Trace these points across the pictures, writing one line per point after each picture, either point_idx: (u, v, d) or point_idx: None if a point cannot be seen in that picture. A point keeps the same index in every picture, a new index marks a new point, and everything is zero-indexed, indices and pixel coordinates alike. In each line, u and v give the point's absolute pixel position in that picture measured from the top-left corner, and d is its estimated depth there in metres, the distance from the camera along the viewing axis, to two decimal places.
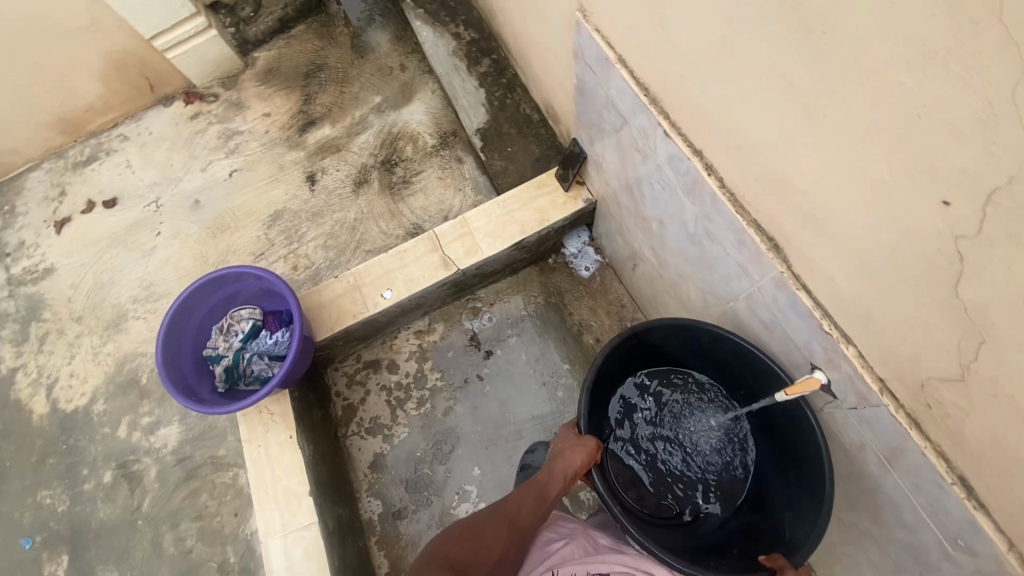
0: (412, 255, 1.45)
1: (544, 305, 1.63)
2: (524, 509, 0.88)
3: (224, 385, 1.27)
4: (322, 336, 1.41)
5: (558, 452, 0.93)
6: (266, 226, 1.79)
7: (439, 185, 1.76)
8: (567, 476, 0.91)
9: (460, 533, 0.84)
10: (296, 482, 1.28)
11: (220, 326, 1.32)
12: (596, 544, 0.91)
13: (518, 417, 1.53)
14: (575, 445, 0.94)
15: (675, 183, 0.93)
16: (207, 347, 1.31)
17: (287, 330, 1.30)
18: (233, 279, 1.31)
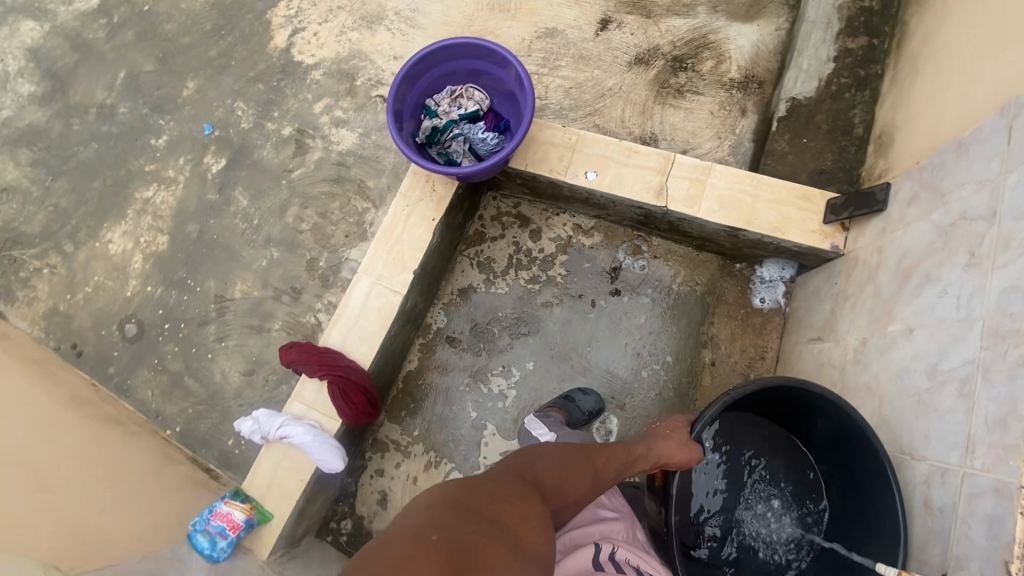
0: (639, 161, 1.35)
1: (696, 297, 1.52)
2: (611, 467, 0.87)
3: (422, 138, 1.30)
4: (515, 165, 1.39)
5: (663, 441, 0.94)
6: (536, 34, 1.73)
7: (705, 119, 1.59)
8: (658, 463, 0.93)
9: (551, 454, 0.82)
10: (410, 253, 1.35)
11: (455, 91, 1.32)
12: (633, 534, 0.94)
13: (595, 358, 1.51)
14: (681, 445, 0.94)
15: (983, 315, 0.76)
16: (431, 97, 1.32)
17: (497, 139, 1.29)
18: (496, 61, 1.27)
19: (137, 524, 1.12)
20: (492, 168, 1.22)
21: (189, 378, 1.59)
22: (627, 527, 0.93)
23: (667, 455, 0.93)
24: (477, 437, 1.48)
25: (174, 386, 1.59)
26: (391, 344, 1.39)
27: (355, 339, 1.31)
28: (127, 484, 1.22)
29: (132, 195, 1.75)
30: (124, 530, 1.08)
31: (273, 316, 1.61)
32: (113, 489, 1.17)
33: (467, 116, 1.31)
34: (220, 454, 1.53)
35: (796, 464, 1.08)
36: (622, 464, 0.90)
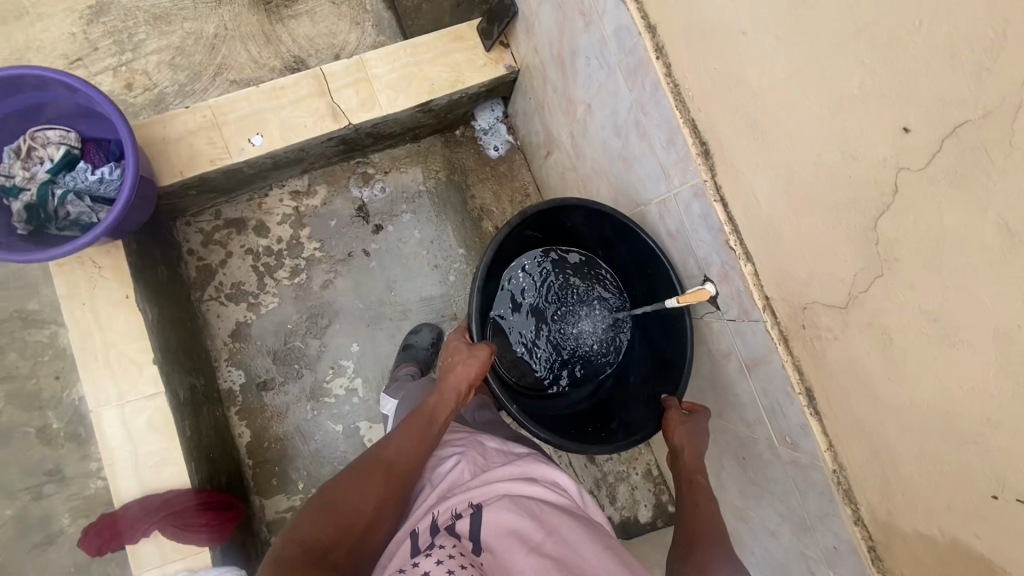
0: (293, 96, 1.19)
1: (445, 183, 1.49)
2: (406, 446, 0.77)
3: (26, 225, 0.98)
4: (169, 182, 1.14)
5: (451, 370, 0.91)
6: (84, 20, 1.34)
7: (332, 12, 1.43)
8: (460, 389, 0.89)
9: (323, 499, 0.69)
10: (133, 348, 1.10)
11: (15, 151, 1.00)
12: (487, 456, 0.82)
13: (404, 297, 1.45)
14: (466, 359, 0.92)
15: (616, 62, 0.82)
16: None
17: (116, 167, 1.03)
18: (32, 87, 0.97)
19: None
20: (128, 202, 0.96)
21: None
22: (482, 452, 0.83)
23: (462, 376, 0.91)
24: (358, 441, 1.39)
25: None
26: (198, 442, 1.19)
27: (151, 471, 1.09)
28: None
29: None
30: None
31: (51, 517, 1.26)
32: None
33: (60, 167, 1.00)
34: None
35: (586, 269, 1.13)
36: (422, 424, 0.82)
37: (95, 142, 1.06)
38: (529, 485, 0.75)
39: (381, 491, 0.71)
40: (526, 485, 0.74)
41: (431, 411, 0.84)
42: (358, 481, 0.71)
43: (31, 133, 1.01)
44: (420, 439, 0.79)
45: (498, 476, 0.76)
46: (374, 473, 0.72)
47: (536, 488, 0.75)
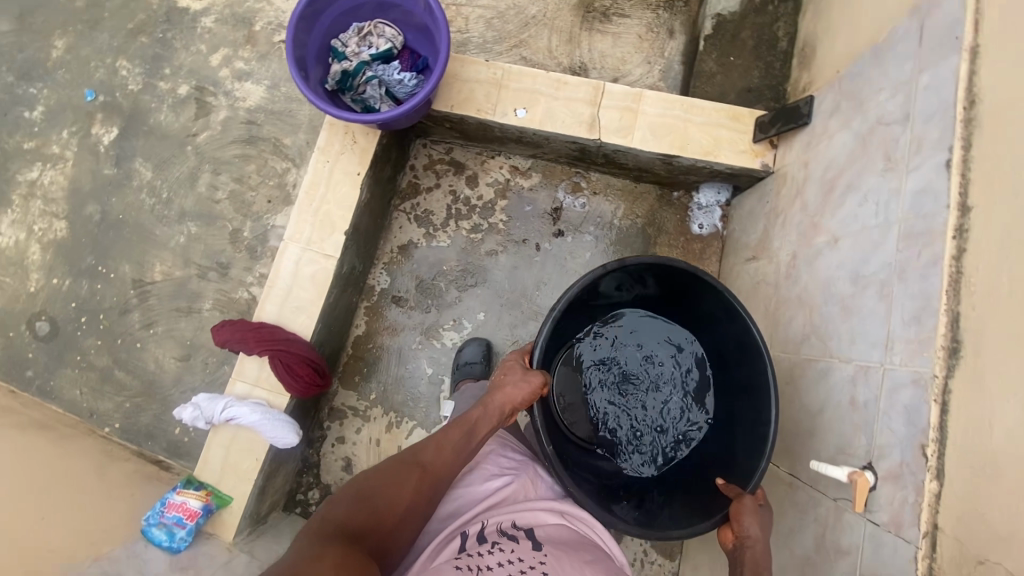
0: (569, 93, 1.29)
1: (637, 230, 1.52)
2: (441, 454, 0.93)
3: (333, 84, 1.19)
4: (439, 107, 1.30)
5: (499, 390, 1.02)
6: None
7: (633, 44, 1.54)
8: (503, 410, 1.01)
9: (366, 487, 0.86)
10: (337, 213, 1.27)
11: (360, 28, 1.21)
12: (536, 484, 1.03)
13: (544, 302, 1.51)
14: (517, 386, 1.02)
15: (901, 217, 0.79)
16: (337, 39, 1.20)
17: (417, 80, 1.20)
18: None
19: (84, 523, 1.09)
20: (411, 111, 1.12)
21: (119, 373, 1.49)
22: (522, 476, 1.02)
23: (509, 400, 1.01)
24: (436, 393, 1.47)
25: (104, 381, 1.49)
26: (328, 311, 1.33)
27: (289, 311, 1.24)
28: (66, 485, 1.17)
29: (14, 178, 1.55)
30: (69, 532, 1.04)
31: (202, 296, 1.50)
32: (49, 493, 1.12)
33: (380, 56, 1.20)
34: (167, 445, 1.46)
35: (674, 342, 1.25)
36: (462, 438, 0.96)
37: (413, 52, 1.25)
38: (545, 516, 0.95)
39: (415, 489, 0.87)
40: (545, 516, 0.94)
41: (469, 429, 0.98)
42: (398, 478, 0.87)
43: (379, 23, 1.22)
44: (453, 451, 0.94)
45: (541, 505, 0.96)
46: (412, 472, 0.88)
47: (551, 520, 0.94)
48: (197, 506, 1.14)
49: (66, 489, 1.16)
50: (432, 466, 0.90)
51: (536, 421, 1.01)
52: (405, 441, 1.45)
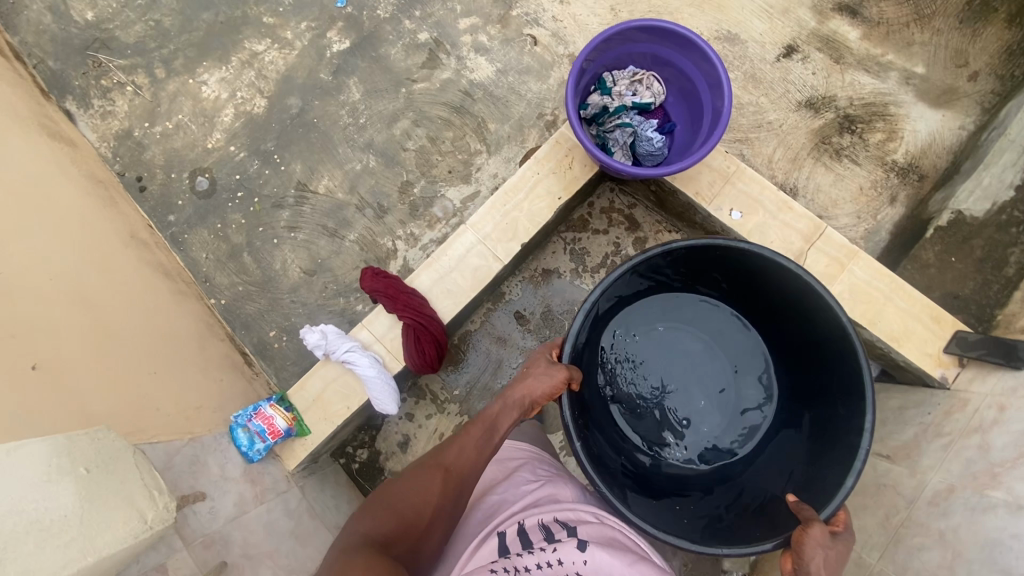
0: (788, 220, 1.27)
1: None
2: (464, 454, 0.87)
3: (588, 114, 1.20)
4: None
5: (521, 380, 0.97)
6: (718, 36, 1.59)
7: (851, 193, 1.51)
8: (525, 400, 0.95)
9: (389, 496, 0.81)
10: (524, 224, 1.27)
11: (637, 75, 1.21)
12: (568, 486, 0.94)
13: None
14: (541, 373, 0.97)
15: None
16: (610, 72, 1.21)
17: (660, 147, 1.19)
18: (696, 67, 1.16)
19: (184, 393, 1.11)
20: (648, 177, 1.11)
21: (247, 257, 1.52)
22: (557, 485, 0.93)
23: (533, 390, 0.95)
24: None
25: (230, 258, 1.52)
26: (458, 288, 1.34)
27: (440, 290, 1.25)
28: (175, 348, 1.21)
29: (240, 42, 1.61)
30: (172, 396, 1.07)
31: (351, 226, 1.53)
32: (162, 350, 1.15)
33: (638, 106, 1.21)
34: (257, 342, 1.48)
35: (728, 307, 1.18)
36: (484, 433, 0.90)
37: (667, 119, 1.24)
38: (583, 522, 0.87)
39: (440, 492, 0.81)
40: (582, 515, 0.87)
41: (493, 426, 0.92)
42: (422, 483, 0.82)
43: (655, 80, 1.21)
44: (476, 449, 0.88)
45: (577, 504, 0.87)
46: (434, 475, 0.83)
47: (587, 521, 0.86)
48: (279, 427, 1.14)
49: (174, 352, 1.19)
50: (455, 468, 0.85)
51: (564, 413, 0.92)
52: None
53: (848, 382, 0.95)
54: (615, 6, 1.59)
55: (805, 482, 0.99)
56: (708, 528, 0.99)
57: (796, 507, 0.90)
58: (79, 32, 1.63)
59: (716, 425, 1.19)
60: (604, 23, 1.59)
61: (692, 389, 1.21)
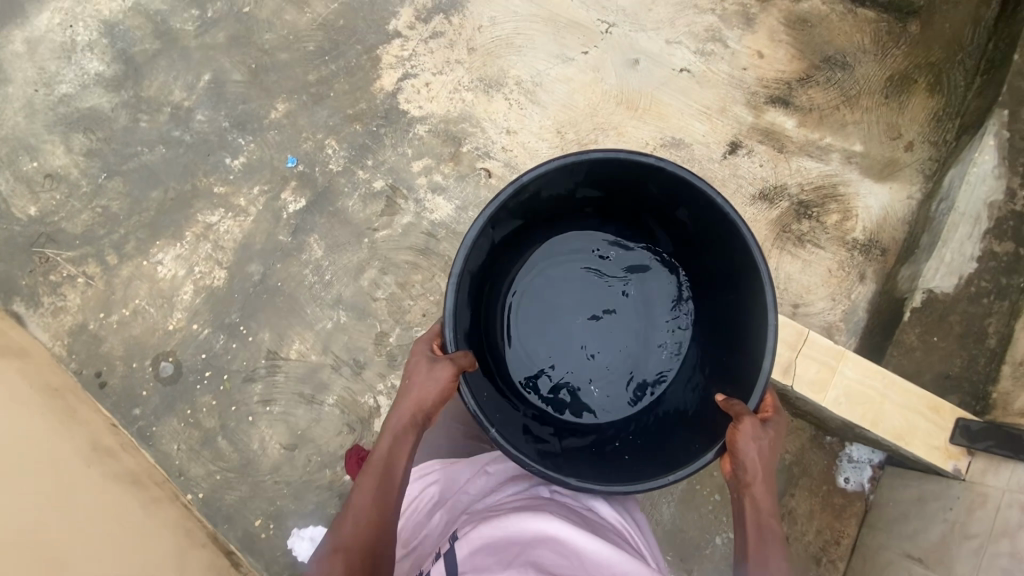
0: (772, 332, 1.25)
1: (780, 464, 1.45)
2: (365, 509, 0.83)
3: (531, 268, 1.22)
4: None
5: (407, 395, 0.94)
6: (663, 143, 1.64)
7: (821, 276, 1.54)
8: (416, 414, 0.93)
9: None
10: None
11: None
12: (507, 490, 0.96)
13: (667, 511, 1.41)
14: (425, 381, 0.93)
15: None
16: None
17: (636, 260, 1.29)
18: None
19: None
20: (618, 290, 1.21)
21: (222, 440, 1.44)
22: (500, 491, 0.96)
23: (425, 400, 0.93)
24: None
25: (205, 444, 1.44)
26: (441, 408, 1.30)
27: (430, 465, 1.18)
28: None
29: (194, 215, 1.60)
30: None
31: (328, 389, 1.47)
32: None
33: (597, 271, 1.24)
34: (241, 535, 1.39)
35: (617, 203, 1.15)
36: (381, 478, 0.87)
37: None
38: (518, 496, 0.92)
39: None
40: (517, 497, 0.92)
41: (395, 457, 0.90)
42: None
43: None
44: (377, 500, 0.85)
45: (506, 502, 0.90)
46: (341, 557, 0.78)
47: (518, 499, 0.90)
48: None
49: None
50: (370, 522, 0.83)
51: (469, 403, 0.91)
52: None
53: (757, 330, 0.95)
54: (560, 129, 1.64)
55: (732, 376, 1.01)
56: (578, 461, 0.99)
57: (728, 402, 0.93)
58: (22, 228, 1.59)
59: (614, 375, 1.18)
60: (553, 146, 1.64)
61: (596, 335, 1.19)
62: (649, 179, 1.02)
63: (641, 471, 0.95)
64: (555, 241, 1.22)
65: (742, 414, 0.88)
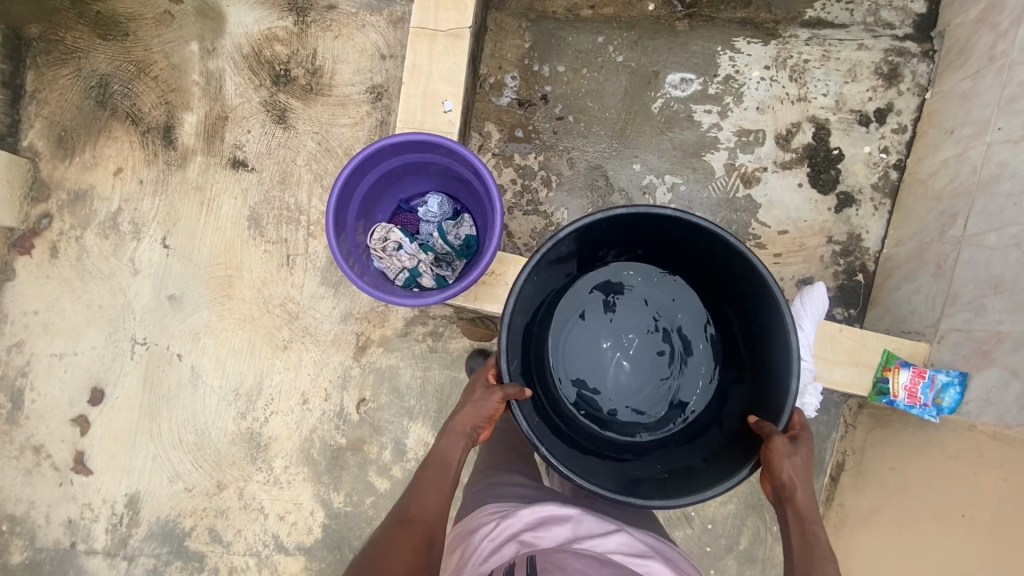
0: (427, 55, 1.26)
1: (532, 26, 1.53)
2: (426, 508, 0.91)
3: (405, 266, 1.10)
4: None
5: (462, 408, 0.98)
6: (259, 234, 1.50)
7: (344, 43, 1.53)
8: (469, 431, 0.97)
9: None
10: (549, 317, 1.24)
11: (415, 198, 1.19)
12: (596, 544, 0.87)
13: (614, 110, 1.50)
14: (474, 403, 0.97)
15: None
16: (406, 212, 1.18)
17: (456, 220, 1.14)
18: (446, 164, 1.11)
19: (972, 486, 0.99)
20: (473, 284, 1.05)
21: (742, 542, 1.38)
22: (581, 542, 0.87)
23: (475, 419, 0.97)
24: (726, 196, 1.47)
25: (750, 561, 1.38)
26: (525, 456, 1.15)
27: None
28: (924, 537, 1.06)
29: None
30: (992, 490, 0.95)
31: None
32: (948, 542, 1.01)
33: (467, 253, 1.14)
34: (815, 477, 1.37)
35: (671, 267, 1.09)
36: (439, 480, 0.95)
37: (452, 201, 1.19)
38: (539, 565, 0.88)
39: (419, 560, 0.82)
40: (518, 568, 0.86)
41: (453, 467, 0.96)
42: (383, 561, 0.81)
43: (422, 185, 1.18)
44: (438, 505, 0.92)
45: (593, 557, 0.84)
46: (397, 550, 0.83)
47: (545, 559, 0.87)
48: (909, 373, 1.09)
49: (933, 532, 1.04)
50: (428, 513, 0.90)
51: (519, 422, 0.88)
52: (772, 226, 1.45)
53: (783, 360, 0.88)
54: (282, 346, 1.47)
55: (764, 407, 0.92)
56: (646, 485, 0.93)
57: (759, 425, 0.89)
58: None
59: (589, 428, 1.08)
60: (307, 348, 1.46)
61: (596, 349, 1.13)
62: (723, 275, 0.98)
63: (653, 488, 0.91)
64: (604, 284, 1.13)
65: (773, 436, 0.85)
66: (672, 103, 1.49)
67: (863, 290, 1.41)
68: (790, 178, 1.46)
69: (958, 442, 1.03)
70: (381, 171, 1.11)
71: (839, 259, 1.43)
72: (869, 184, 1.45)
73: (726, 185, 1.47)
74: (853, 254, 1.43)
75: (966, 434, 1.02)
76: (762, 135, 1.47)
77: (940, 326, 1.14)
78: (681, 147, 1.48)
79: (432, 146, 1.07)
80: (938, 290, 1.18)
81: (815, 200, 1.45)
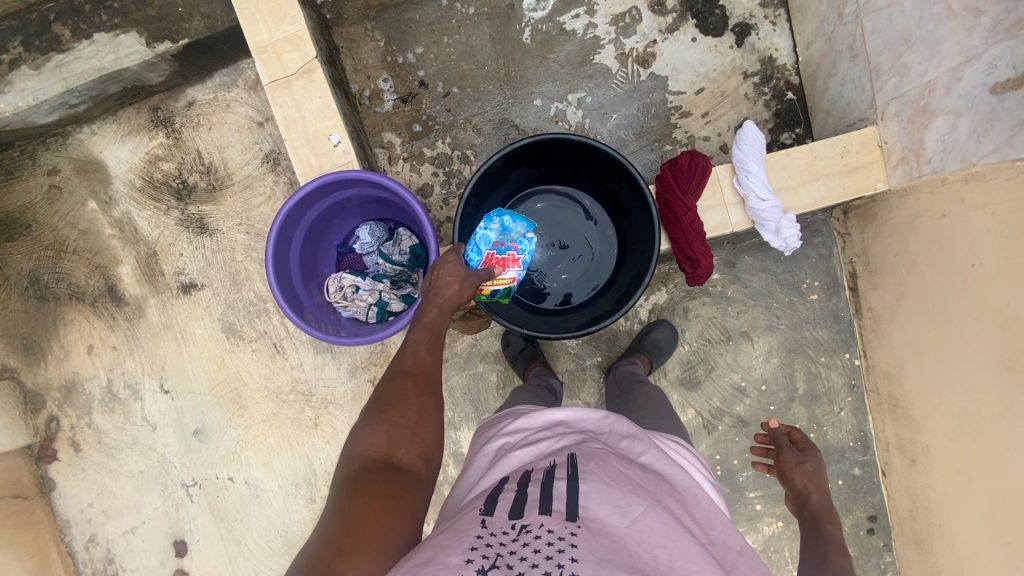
0: (292, 103, 1.25)
1: (378, 23, 1.49)
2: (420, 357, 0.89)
3: (371, 302, 1.11)
4: None
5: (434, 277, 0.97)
6: (239, 338, 1.51)
7: (220, 129, 1.52)
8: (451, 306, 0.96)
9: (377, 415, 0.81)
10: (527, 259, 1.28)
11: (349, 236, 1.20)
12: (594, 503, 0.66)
13: (492, 61, 1.47)
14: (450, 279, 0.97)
15: None
16: (345, 250, 1.18)
17: (392, 242, 1.15)
18: (365, 189, 1.10)
19: (967, 233, 0.98)
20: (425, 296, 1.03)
21: (800, 386, 1.40)
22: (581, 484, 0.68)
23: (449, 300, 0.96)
24: (632, 85, 1.44)
25: (815, 399, 1.40)
26: (647, 420, 1.06)
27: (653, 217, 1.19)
28: (946, 301, 1.06)
29: None
30: (985, 227, 0.94)
31: (680, 357, 1.43)
32: (969, 292, 1.01)
33: (417, 263, 1.16)
34: (837, 296, 1.39)
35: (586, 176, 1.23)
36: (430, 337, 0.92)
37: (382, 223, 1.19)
38: (594, 454, 0.74)
39: (418, 406, 0.83)
40: (495, 474, 0.77)
41: (436, 327, 0.93)
42: (398, 398, 0.83)
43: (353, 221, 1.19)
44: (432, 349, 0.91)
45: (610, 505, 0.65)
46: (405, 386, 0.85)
47: (618, 459, 0.77)
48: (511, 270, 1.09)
49: (954, 290, 1.04)
50: (421, 367, 0.88)
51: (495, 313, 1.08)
52: (688, 90, 1.42)
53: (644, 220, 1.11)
54: (312, 425, 1.50)
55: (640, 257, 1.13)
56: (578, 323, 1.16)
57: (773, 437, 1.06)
58: None
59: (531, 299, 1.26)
60: (334, 415, 1.49)
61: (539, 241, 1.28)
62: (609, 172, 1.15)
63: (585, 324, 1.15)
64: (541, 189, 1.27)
65: (782, 447, 1.02)
66: (540, 26, 1.46)
67: (799, 107, 1.39)
68: (683, 37, 1.42)
69: (940, 200, 1.02)
70: (304, 229, 1.10)
71: (763, 89, 1.40)
72: (758, 5, 1.41)
73: (627, 75, 1.44)
74: (773, 77, 1.40)
75: (942, 190, 1.02)
76: (637, 12, 1.43)
77: (877, 104, 1.13)
78: (569, 62, 1.45)
79: (337, 185, 1.07)
80: (862, 71, 1.15)
81: (714, 45, 1.42)
